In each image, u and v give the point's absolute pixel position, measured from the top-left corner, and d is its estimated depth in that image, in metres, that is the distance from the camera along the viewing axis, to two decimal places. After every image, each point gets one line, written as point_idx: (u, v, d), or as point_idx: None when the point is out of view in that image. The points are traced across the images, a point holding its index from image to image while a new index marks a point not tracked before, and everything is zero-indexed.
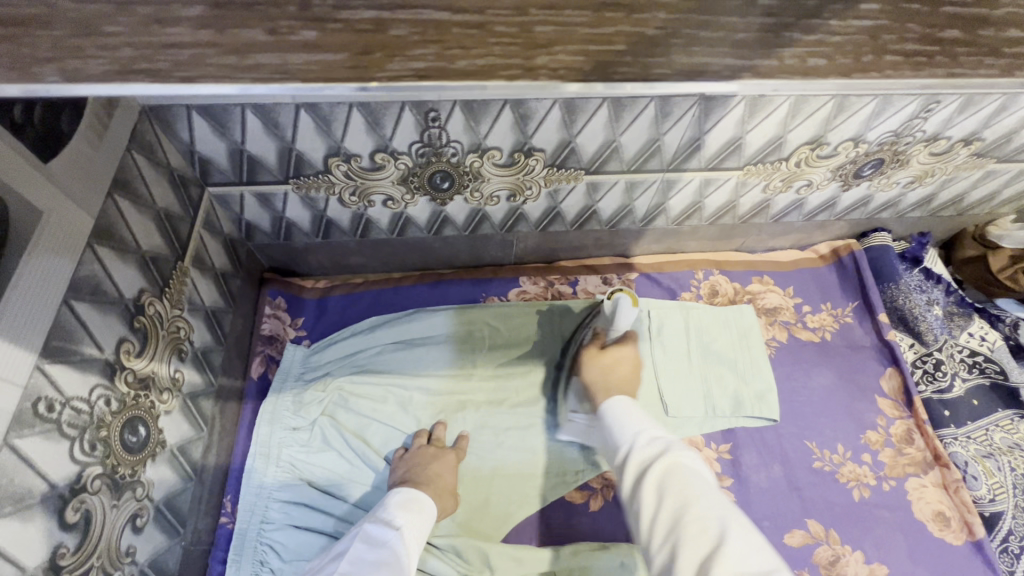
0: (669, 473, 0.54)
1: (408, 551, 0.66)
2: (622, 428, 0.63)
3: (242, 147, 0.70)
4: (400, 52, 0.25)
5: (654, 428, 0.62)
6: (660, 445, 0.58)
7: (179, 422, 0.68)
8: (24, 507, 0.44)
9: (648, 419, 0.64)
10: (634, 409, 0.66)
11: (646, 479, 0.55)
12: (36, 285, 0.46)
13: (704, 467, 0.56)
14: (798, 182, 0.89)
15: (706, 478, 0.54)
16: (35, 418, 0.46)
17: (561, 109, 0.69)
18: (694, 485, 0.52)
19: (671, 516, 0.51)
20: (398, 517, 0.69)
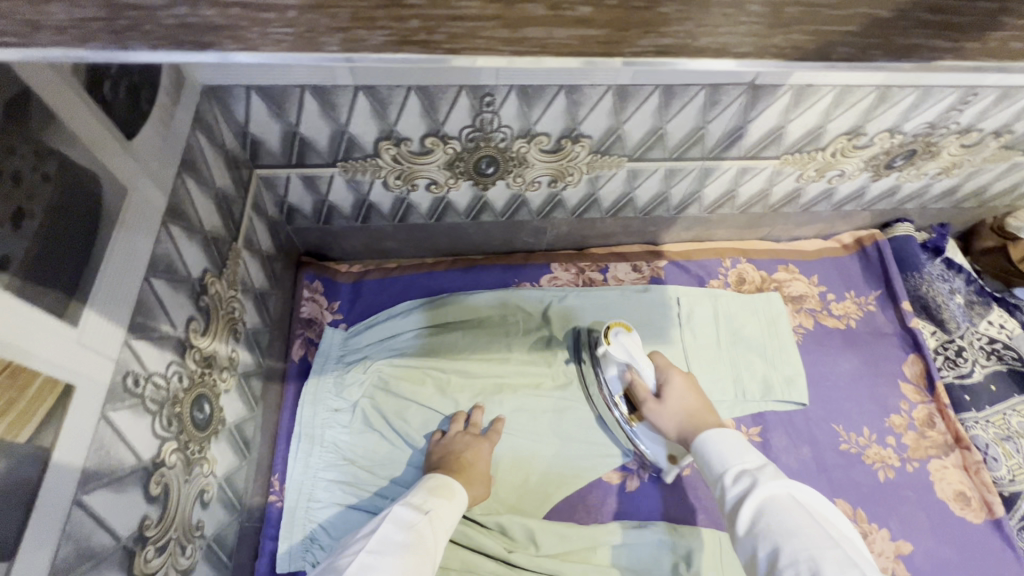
0: (762, 509, 0.56)
1: (434, 538, 0.65)
2: (713, 457, 0.65)
3: (295, 129, 0.71)
4: (654, 27, 0.23)
5: (748, 458, 0.63)
6: (751, 479, 0.60)
7: (235, 401, 0.69)
8: (117, 478, 0.45)
9: (747, 445, 0.65)
10: (729, 434, 0.67)
11: (741, 514, 0.57)
12: (123, 261, 0.46)
13: (805, 499, 0.57)
14: (831, 172, 0.91)
15: (806, 512, 0.55)
16: (125, 392, 0.46)
17: (614, 96, 0.70)
18: (789, 521, 0.53)
19: (769, 553, 0.53)
20: (430, 502, 0.69)
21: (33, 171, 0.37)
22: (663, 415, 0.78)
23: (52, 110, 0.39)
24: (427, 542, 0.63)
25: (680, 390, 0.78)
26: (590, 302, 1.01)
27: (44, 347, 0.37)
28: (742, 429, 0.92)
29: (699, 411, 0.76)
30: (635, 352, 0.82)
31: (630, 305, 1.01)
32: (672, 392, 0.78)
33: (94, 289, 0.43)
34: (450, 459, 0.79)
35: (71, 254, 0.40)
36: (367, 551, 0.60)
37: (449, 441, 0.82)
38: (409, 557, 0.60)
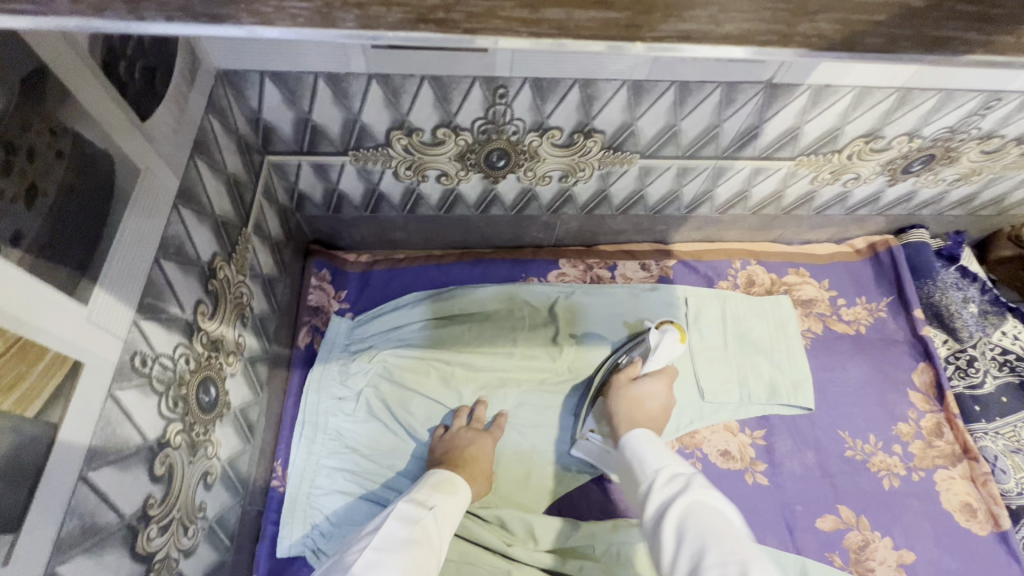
0: (688, 512, 0.54)
1: (437, 535, 0.64)
2: (645, 460, 0.64)
3: (308, 116, 0.71)
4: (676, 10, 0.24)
5: (679, 463, 0.62)
6: (679, 484, 0.58)
7: (241, 385, 0.69)
8: (122, 456, 0.45)
9: (673, 453, 0.65)
10: (659, 443, 0.66)
11: (665, 519, 0.55)
12: (134, 241, 0.46)
13: (728, 507, 0.55)
14: (847, 175, 0.90)
15: (727, 519, 0.53)
16: (133, 371, 0.47)
17: (629, 91, 0.69)
18: (711, 526, 0.52)
19: (691, 555, 0.51)
20: (433, 499, 0.69)
21: (46, 148, 0.37)
22: (622, 398, 0.81)
23: (68, 88, 0.39)
24: (431, 538, 0.63)
25: (660, 394, 0.82)
26: (597, 299, 1.00)
27: (53, 323, 0.38)
28: (746, 432, 0.91)
29: (659, 418, 0.80)
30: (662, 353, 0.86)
31: (638, 304, 1.00)
32: (645, 388, 0.82)
33: (104, 267, 0.43)
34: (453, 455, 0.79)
35: (82, 233, 0.40)
36: (374, 545, 0.59)
37: (453, 435, 0.83)
38: (416, 552, 0.60)
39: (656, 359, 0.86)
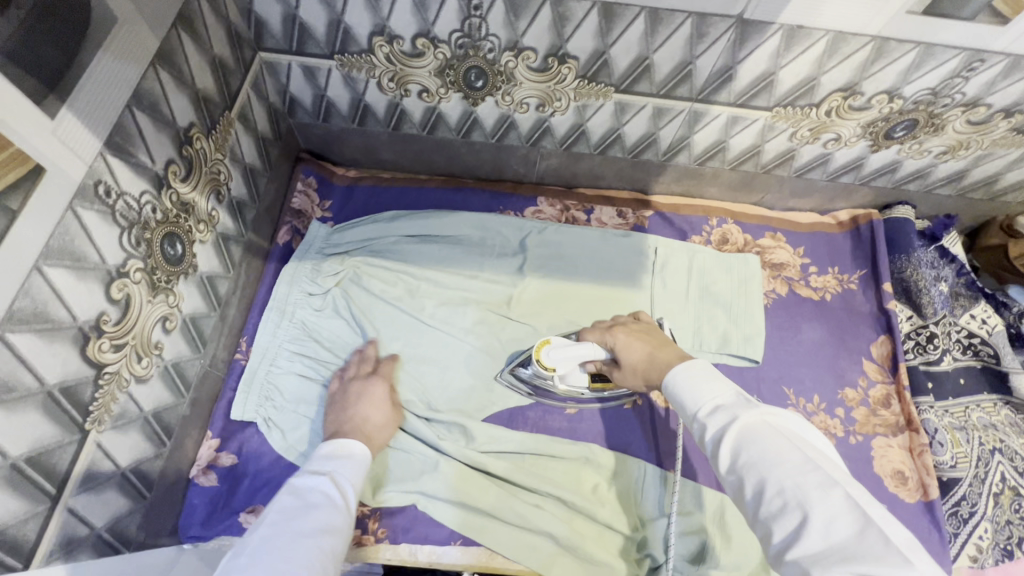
0: (741, 444, 0.51)
1: (341, 498, 0.64)
2: (683, 397, 0.59)
3: (295, 12, 0.75)
4: None
5: (719, 392, 0.56)
6: (726, 415, 0.54)
7: (211, 255, 0.76)
8: (80, 266, 0.52)
9: (715, 375, 0.59)
10: (700, 368, 0.59)
11: (720, 456, 0.52)
12: (107, 79, 0.52)
13: (781, 422, 0.52)
14: (826, 134, 0.89)
15: (785, 438, 0.50)
16: (95, 197, 0.53)
17: (599, 14, 0.71)
18: (770, 453, 0.49)
19: (754, 487, 0.49)
20: (330, 465, 0.68)
21: None
22: (627, 377, 0.74)
23: None
24: (332, 502, 0.62)
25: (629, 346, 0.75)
26: (567, 238, 1.03)
27: (16, 121, 0.43)
28: None
29: (650, 353, 0.71)
30: (575, 350, 0.80)
31: (606, 247, 1.03)
32: (619, 355, 0.75)
33: (74, 92, 0.49)
34: (345, 420, 0.79)
35: (53, 53, 0.46)
36: (270, 523, 0.56)
37: (344, 395, 0.82)
38: (315, 518, 0.58)
39: (592, 350, 0.80)
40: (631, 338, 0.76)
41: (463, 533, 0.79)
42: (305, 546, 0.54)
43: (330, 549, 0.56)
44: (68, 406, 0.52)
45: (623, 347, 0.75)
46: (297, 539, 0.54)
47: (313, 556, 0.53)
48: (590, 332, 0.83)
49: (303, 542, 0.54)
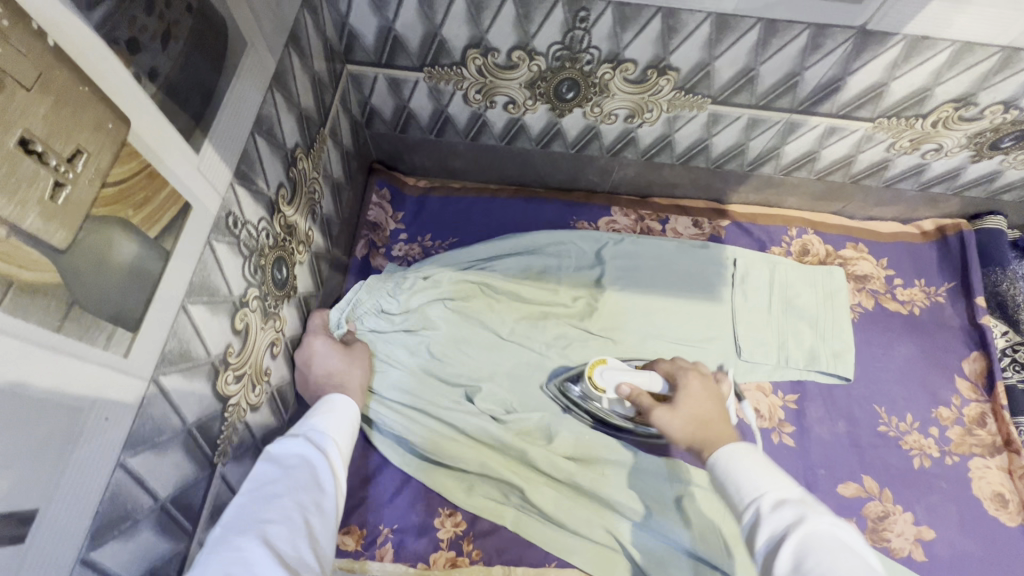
0: (805, 551, 0.45)
1: (328, 450, 0.59)
2: (738, 478, 0.54)
3: (391, 25, 0.73)
4: None
5: (783, 484, 0.52)
6: (793, 513, 0.49)
7: (307, 275, 0.75)
8: (213, 300, 0.50)
9: (773, 465, 0.55)
10: (753, 453, 0.56)
11: (778, 556, 0.46)
12: (238, 109, 0.51)
13: (851, 539, 0.47)
14: (927, 145, 0.86)
15: (858, 558, 0.44)
16: (226, 229, 0.51)
17: (711, 26, 0.68)
18: (842, 569, 0.43)
19: None
20: (311, 420, 0.62)
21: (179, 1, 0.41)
22: (676, 420, 0.66)
23: None
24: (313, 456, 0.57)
25: (696, 397, 0.69)
26: (645, 247, 1.00)
27: (174, 161, 0.42)
28: (778, 394, 0.92)
29: (716, 419, 0.65)
30: (626, 373, 0.77)
31: (685, 258, 1.00)
32: (685, 399, 0.68)
33: (212, 125, 0.47)
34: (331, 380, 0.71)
35: (200, 86, 0.45)
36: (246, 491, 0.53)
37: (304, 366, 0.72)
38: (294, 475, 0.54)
39: (648, 377, 0.74)
40: (705, 393, 0.70)
41: (558, 553, 0.78)
42: (280, 506, 0.50)
43: (310, 505, 0.52)
44: (202, 442, 0.52)
45: (687, 394, 0.69)
46: (273, 502, 0.51)
47: (295, 517, 0.50)
48: (659, 364, 0.77)
49: (282, 507, 0.50)
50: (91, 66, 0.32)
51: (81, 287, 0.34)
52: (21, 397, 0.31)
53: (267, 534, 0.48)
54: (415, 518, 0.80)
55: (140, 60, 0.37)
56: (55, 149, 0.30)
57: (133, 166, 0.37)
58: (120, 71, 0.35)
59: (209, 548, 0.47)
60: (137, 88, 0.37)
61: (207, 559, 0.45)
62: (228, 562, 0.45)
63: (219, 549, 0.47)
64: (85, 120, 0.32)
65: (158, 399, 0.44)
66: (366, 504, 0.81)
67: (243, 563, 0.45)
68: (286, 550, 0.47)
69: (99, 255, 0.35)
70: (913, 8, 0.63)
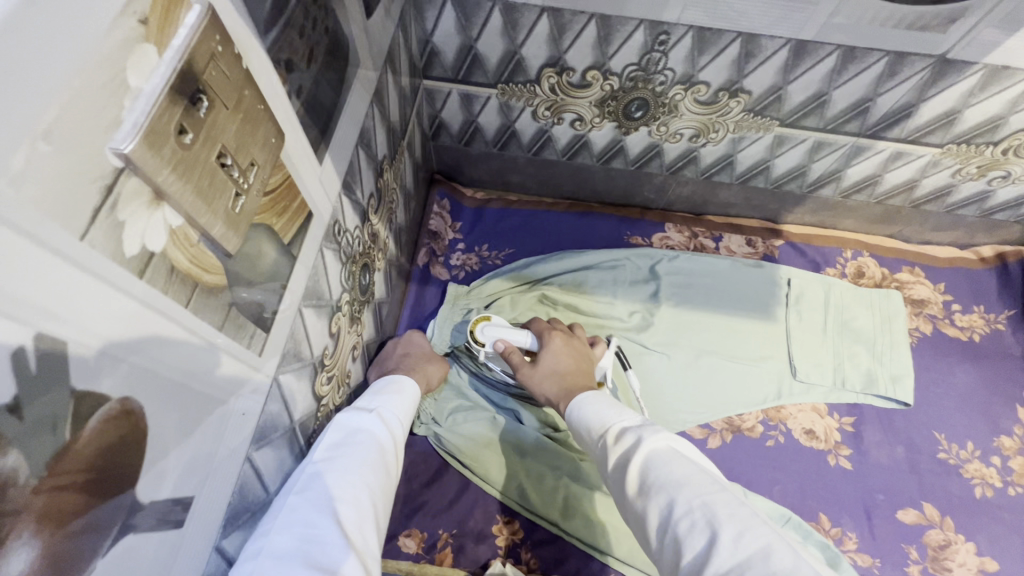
0: (648, 467, 0.48)
1: (389, 435, 0.58)
2: (593, 422, 0.57)
3: (473, 44, 0.76)
4: None
5: (624, 414, 0.56)
6: (633, 436, 0.52)
7: (382, 281, 0.77)
8: (318, 304, 0.53)
9: (616, 402, 0.59)
10: (604, 398, 0.60)
11: (626, 480, 0.49)
12: (349, 123, 0.54)
13: (684, 446, 0.51)
14: (994, 172, 0.86)
15: (689, 460, 0.48)
16: (333, 236, 0.54)
17: (789, 51, 0.70)
18: (674, 472, 0.46)
19: (662, 510, 0.45)
20: (376, 401, 0.62)
21: (321, 24, 0.43)
22: (539, 378, 0.73)
23: None
24: (377, 439, 0.56)
25: (556, 353, 0.75)
26: (701, 264, 1.01)
27: (306, 172, 0.44)
28: (835, 416, 0.91)
29: (574, 372, 0.73)
30: (508, 332, 0.81)
31: (740, 276, 1.00)
32: (548, 357, 0.75)
33: (332, 138, 0.50)
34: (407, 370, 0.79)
35: (327, 103, 0.47)
36: (317, 460, 0.51)
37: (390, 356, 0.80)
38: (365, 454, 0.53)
39: (523, 337, 0.80)
40: (563, 348, 0.77)
41: (615, 565, 0.78)
42: (353, 485, 0.49)
43: (377, 491, 0.52)
44: (301, 440, 0.54)
45: (549, 352, 0.75)
46: (346, 478, 0.50)
47: (365, 500, 0.49)
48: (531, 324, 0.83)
49: (353, 487, 0.49)
50: (263, 85, 0.35)
51: (238, 289, 0.37)
52: (195, 389, 0.33)
53: (340, 513, 0.47)
54: (474, 523, 0.82)
55: (292, 79, 0.40)
56: (239, 161, 0.33)
57: (280, 177, 0.40)
58: (279, 88, 0.38)
59: (278, 516, 0.45)
60: (289, 105, 0.39)
61: (279, 528, 0.44)
62: (301, 534, 0.43)
63: (294, 519, 0.45)
64: (259, 135, 0.35)
65: (277, 397, 0.46)
66: (424, 507, 0.83)
67: (320, 540, 0.43)
68: (358, 534, 0.46)
69: (253, 260, 0.38)
70: (997, 39, 0.64)
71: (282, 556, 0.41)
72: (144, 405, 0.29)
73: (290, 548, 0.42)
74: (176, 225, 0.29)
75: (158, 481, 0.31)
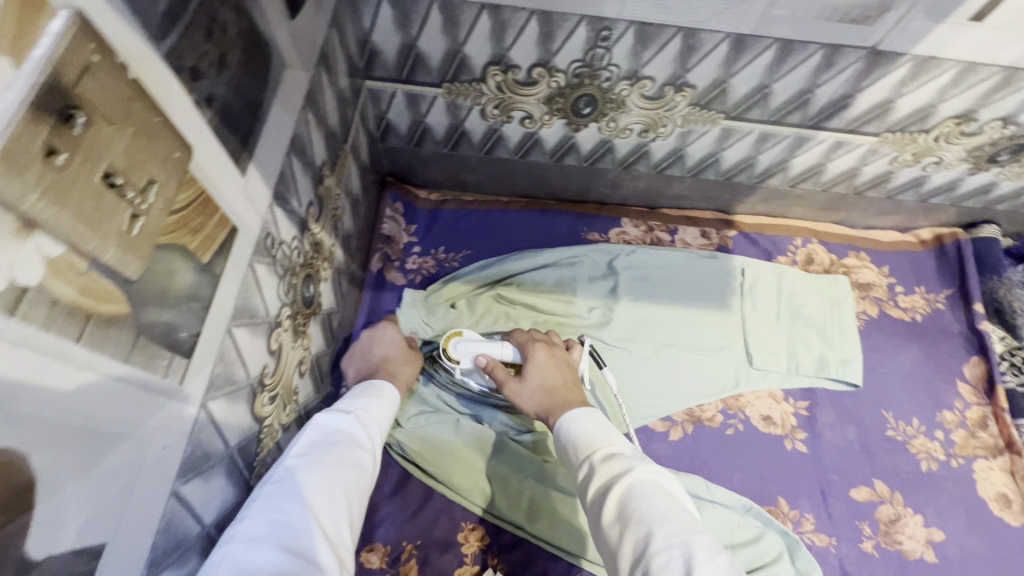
0: (629, 495, 0.48)
1: (369, 432, 0.60)
2: (578, 438, 0.56)
3: (414, 42, 0.74)
4: None
5: (614, 438, 0.56)
6: (620, 463, 0.52)
7: (330, 291, 0.75)
8: (252, 322, 0.50)
9: (607, 423, 0.58)
10: (596, 416, 0.59)
11: (606, 504, 0.49)
12: (276, 130, 0.51)
13: (668, 480, 0.51)
14: (928, 158, 0.89)
15: (672, 496, 0.49)
16: (265, 250, 0.51)
17: (730, 45, 0.70)
18: (657, 506, 0.46)
19: (638, 542, 0.45)
20: (358, 399, 0.63)
21: (233, 27, 0.41)
22: (524, 392, 0.70)
23: None
24: (357, 436, 0.58)
25: (541, 365, 0.73)
26: (657, 258, 1.01)
27: (225, 185, 0.42)
28: (790, 401, 0.94)
29: (562, 386, 0.70)
30: (482, 346, 0.80)
31: (695, 269, 1.02)
32: (533, 369, 0.72)
33: (257, 147, 0.47)
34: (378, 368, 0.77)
35: (247, 110, 0.45)
36: (295, 455, 0.53)
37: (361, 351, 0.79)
38: (342, 450, 0.55)
39: (505, 349, 0.77)
40: (549, 361, 0.74)
41: (582, 565, 0.78)
42: (326, 479, 0.51)
43: (353, 485, 0.53)
44: (242, 465, 0.51)
45: (534, 364, 0.73)
46: (321, 472, 0.51)
47: (339, 494, 0.51)
48: (513, 334, 0.80)
49: (328, 481, 0.51)
50: (159, 95, 0.32)
51: (146, 316, 0.34)
52: (97, 429, 0.31)
53: (313, 505, 0.48)
54: (439, 532, 0.81)
55: (199, 86, 0.37)
56: (132, 180, 0.30)
57: (190, 193, 0.37)
58: (181, 98, 0.35)
59: (253, 506, 0.47)
60: (197, 115, 0.37)
61: (253, 518, 0.46)
62: (274, 523, 0.46)
63: (268, 507, 0.47)
64: (157, 149, 0.32)
65: (207, 425, 0.44)
66: (387, 520, 0.81)
67: (292, 528, 0.45)
68: (328, 525, 0.48)
69: (162, 284, 0.35)
70: (923, 29, 0.66)
71: (252, 541, 0.44)
72: (28, 453, 0.26)
73: (263, 535, 0.44)
74: (54, 255, 0.26)
75: (56, 533, 0.29)
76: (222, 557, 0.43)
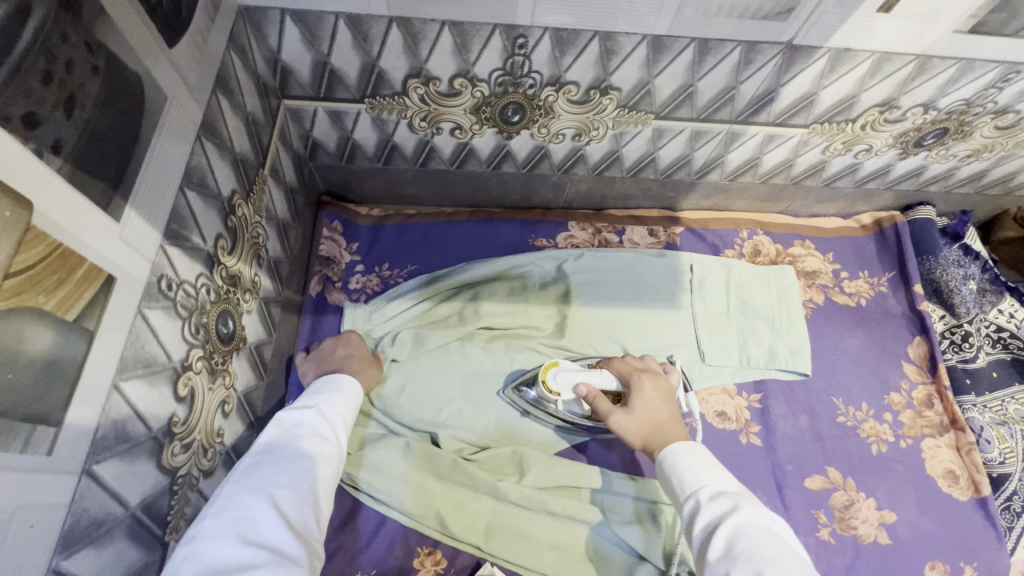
0: (735, 536, 0.49)
1: (331, 424, 0.60)
2: (682, 475, 0.58)
3: (326, 59, 0.71)
4: None
5: (722, 478, 0.56)
6: (728, 502, 0.53)
7: (256, 323, 0.72)
8: (148, 372, 0.47)
9: (714, 462, 0.59)
10: (701, 453, 0.59)
11: (713, 541, 0.50)
12: (161, 165, 0.48)
13: (777, 526, 0.51)
14: (858, 146, 0.90)
15: (783, 542, 0.49)
16: (159, 293, 0.48)
17: (647, 47, 0.69)
18: (767, 550, 0.47)
19: None
20: (319, 395, 0.63)
21: (84, 65, 0.38)
22: (629, 424, 0.68)
23: (102, 6, 0.40)
24: (319, 427, 0.58)
25: (651, 399, 0.69)
26: (605, 259, 1.00)
27: (89, 235, 0.39)
28: (743, 395, 0.94)
29: (668, 422, 0.67)
30: (579, 377, 0.77)
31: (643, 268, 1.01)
32: (638, 401, 0.69)
33: (135, 188, 0.44)
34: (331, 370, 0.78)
35: (116, 151, 0.42)
36: (256, 451, 0.53)
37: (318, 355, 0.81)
38: (304, 444, 0.55)
39: (607, 377, 0.74)
40: (657, 394, 0.70)
41: None
42: (289, 471, 0.51)
43: (318, 474, 0.54)
44: (150, 522, 0.49)
45: (640, 396, 0.69)
46: (283, 464, 0.51)
47: (305, 482, 0.51)
48: (617, 359, 0.77)
49: (291, 472, 0.51)
50: None
51: None
52: None
53: (276, 496, 0.48)
54: (393, 560, 0.78)
55: (38, 135, 0.34)
56: None
57: (39, 249, 0.35)
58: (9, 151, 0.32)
59: (214, 506, 0.47)
60: (36, 164, 0.34)
61: (214, 516, 0.46)
62: (236, 518, 0.46)
63: (229, 504, 0.47)
64: None
65: (92, 490, 0.41)
66: (339, 553, 0.78)
67: (254, 522, 0.46)
68: (294, 514, 0.48)
69: (6, 351, 0.33)
70: (836, 21, 0.66)
71: (215, 537, 0.44)
72: None
73: (225, 531, 0.44)
74: None
75: None
76: (185, 556, 0.43)
